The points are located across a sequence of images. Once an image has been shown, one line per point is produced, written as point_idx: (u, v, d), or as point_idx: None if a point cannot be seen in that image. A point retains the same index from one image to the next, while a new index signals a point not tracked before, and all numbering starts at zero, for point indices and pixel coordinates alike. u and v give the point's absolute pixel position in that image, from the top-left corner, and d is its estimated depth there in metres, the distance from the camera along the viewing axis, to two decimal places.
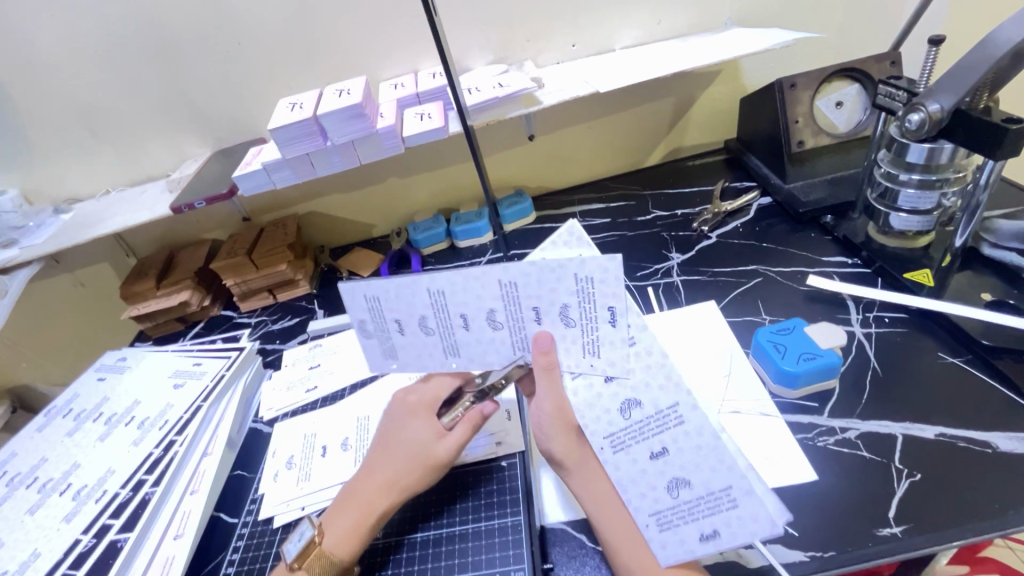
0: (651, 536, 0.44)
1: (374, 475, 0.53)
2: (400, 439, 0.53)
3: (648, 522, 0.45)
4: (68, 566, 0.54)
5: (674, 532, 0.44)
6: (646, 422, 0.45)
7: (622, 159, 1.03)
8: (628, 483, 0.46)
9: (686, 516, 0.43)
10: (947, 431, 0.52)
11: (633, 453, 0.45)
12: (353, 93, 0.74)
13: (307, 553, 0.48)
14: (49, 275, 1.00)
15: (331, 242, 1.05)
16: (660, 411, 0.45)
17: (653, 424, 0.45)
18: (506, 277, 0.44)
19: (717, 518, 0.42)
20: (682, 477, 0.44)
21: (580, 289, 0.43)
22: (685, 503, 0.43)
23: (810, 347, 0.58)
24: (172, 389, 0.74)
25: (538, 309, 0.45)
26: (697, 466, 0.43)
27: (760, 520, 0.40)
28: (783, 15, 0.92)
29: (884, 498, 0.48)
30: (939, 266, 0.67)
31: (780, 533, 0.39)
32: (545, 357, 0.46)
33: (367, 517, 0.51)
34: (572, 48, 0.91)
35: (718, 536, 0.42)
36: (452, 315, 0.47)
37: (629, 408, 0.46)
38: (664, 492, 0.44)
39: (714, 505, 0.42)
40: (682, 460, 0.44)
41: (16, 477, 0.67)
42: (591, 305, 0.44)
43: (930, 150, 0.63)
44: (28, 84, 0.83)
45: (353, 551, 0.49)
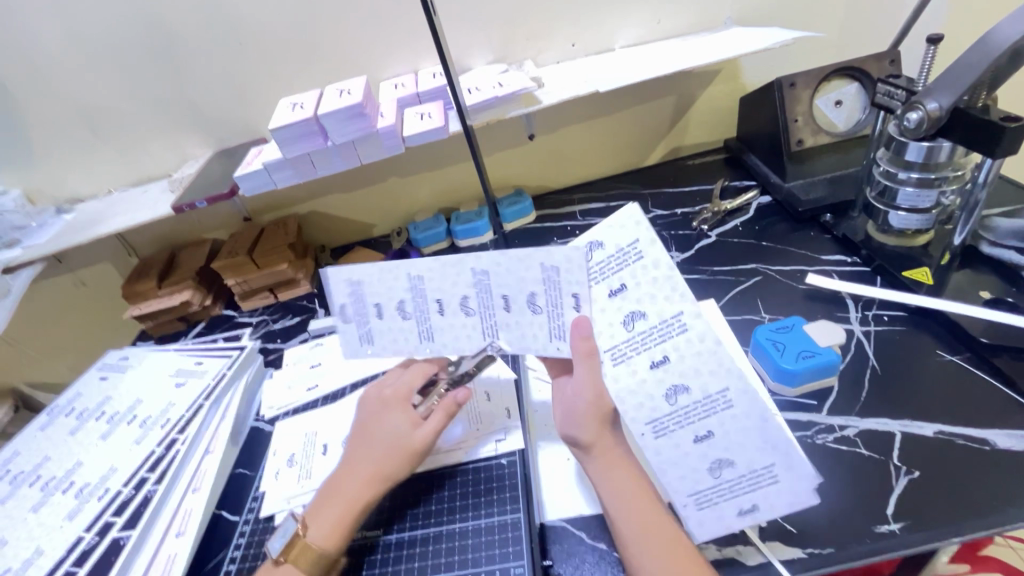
0: (689, 517, 0.46)
1: (356, 468, 0.53)
2: (378, 430, 0.54)
3: (685, 503, 0.46)
4: (70, 564, 0.54)
5: (712, 510, 0.45)
6: (692, 407, 0.46)
7: (622, 158, 1.03)
8: (668, 466, 0.46)
9: (725, 495, 0.45)
10: (945, 429, 0.52)
11: (675, 437, 0.46)
12: (353, 93, 0.74)
13: (293, 546, 0.49)
14: (51, 275, 1.01)
15: (332, 242, 1.05)
16: (706, 394, 0.45)
17: (698, 407, 0.46)
18: (479, 266, 0.49)
19: (758, 495, 0.44)
20: (726, 458, 0.45)
21: (545, 277, 0.47)
22: (725, 482, 0.45)
23: (808, 346, 0.58)
24: (174, 387, 0.74)
25: (507, 296, 0.49)
26: (742, 448, 0.44)
27: (800, 493, 0.43)
28: (783, 14, 0.92)
29: (881, 495, 0.48)
30: (938, 265, 0.67)
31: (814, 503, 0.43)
32: (585, 342, 0.47)
33: (350, 509, 0.51)
34: (572, 47, 0.91)
35: (756, 511, 0.44)
36: (429, 300, 0.52)
37: (675, 394, 0.46)
38: (704, 474, 0.46)
39: (756, 482, 0.44)
40: (727, 443, 0.45)
41: (19, 476, 0.67)
42: (557, 293, 0.48)
43: (929, 149, 0.63)
44: (31, 84, 0.83)
45: (338, 543, 0.50)
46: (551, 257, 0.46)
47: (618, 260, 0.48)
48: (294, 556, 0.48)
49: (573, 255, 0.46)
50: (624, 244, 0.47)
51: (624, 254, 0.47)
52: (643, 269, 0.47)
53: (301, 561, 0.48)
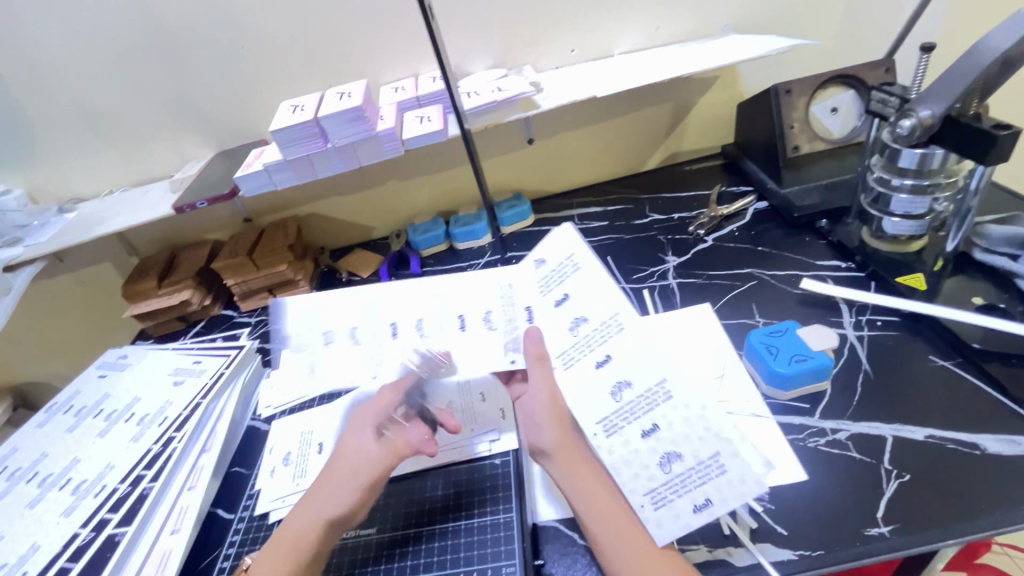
0: (647, 517, 0.45)
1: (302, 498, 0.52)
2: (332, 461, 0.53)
3: (642, 503, 0.45)
4: (66, 559, 0.55)
5: (669, 508, 0.44)
6: (636, 402, 0.47)
7: (620, 163, 1.04)
8: (620, 466, 0.46)
9: (679, 490, 0.44)
10: (937, 433, 0.52)
11: (628, 436, 0.47)
12: (354, 96, 0.75)
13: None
14: (52, 274, 1.01)
15: (332, 243, 1.06)
16: (647, 389, 0.47)
17: (642, 402, 0.47)
18: (504, 281, 0.59)
19: (709, 488, 0.43)
20: (675, 452, 0.45)
21: (502, 294, 0.58)
22: (677, 477, 0.45)
23: (802, 349, 0.59)
24: (171, 386, 0.75)
25: (463, 316, 0.56)
26: (687, 438, 0.45)
27: (747, 481, 0.42)
28: (779, 22, 0.93)
29: (873, 498, 0.48)
30: (931, 271, 0.68)
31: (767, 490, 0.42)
32: (534, 349, 0.51)
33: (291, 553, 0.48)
34: (572, 53, 0.92)
35: (711, 505, 0.43)
36: (382, 324, 0.57)
37: (620, 390, 0.48)
38: (656, 470, 0.45)
39: (706, 474, 0.44)
40: (674, 436, 0.45)
41: (17, 472, 0.67)
42: (511, 308, 0.56)
43: (922, 155, 0.64)
44: (35, 84, 0.84)
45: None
46: (506, 281, 0.59)
47: (560, 272, 0.56)
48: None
49: (528, 270, 0.58)
50: (563, 258, 0.56)
51: (563, 267, 0.56)
52: (579, 276, 0.54)
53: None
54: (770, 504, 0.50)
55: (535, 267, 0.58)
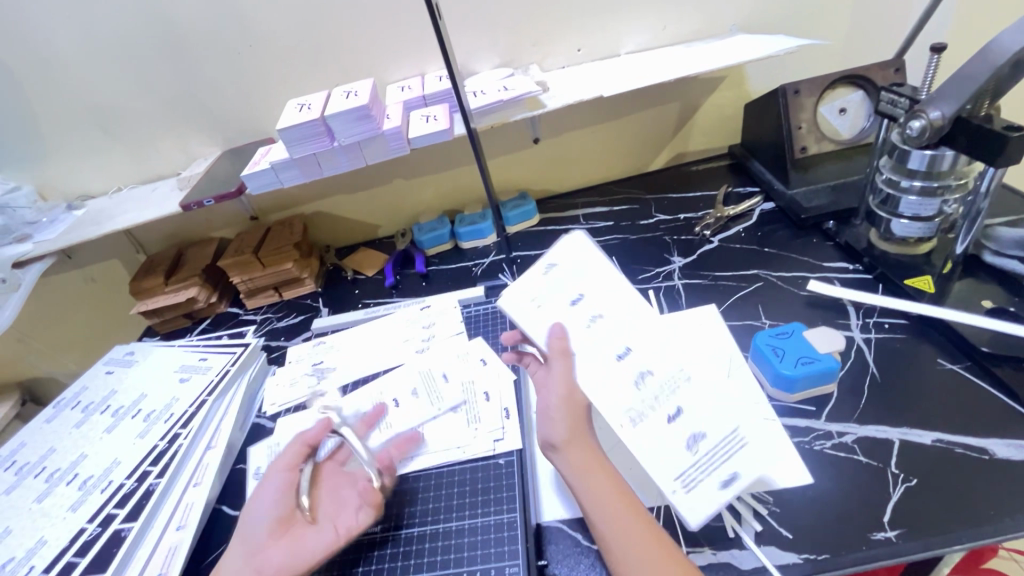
0: (681, 503, 0.45)
1: None
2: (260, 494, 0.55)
3: (673, 489, 0.45)
4: (73, 554, 0.55)
5: (699, 491, 0.45)
6: (660, 389, 0.49)
7: (626, 163, 1.03)
8: (650, 454, 0.47)
9: (706, 470, 0.46)
10: (944, 438, 0.52)
11: (655, 422, 0.48)
12: (360, 95, 0.75)
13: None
14: (61, 270, 1.02)
15: (337, 242, 1.06)
16: (666, 374, 0.49)
17: (663, 388, 0.49)
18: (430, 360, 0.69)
19: (735, 463, 0.46)
20: (700, 432, 0.47)
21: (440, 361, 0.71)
22: (703, 456, 0.46)
23: (808, 351, 0.58)
24: (178, 383, 0.75)
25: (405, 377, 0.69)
26: (707, 417, 0.48)
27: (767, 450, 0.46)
28: (787, 22, 0.92)
29: (879, 502, 0.48)
30: (939, 274, 0.67)
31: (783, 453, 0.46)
32: (558, 341, 0.50)
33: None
34: (578, 52, 0.92)
35: (737, 479, 0.45)
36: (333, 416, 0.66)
37: (644, 378, 0.49)
38: (682, 453, 0.47)
39: (729, 449, 0.46)
40: (696, 416, 0.48)
41: (25, 466, 0.68)
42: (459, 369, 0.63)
43: (931, 157, 0.63)
44: (45, 82, 0.85)
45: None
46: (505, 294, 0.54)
47: (572, 275, 0.54)
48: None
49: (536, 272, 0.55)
50: (576, 259, 0.55)
51: (577, 269, 0.54)
52: (595, 279, 0.53)
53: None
54: (775, 507, 0.50)
55: (546, 270, 0.55)
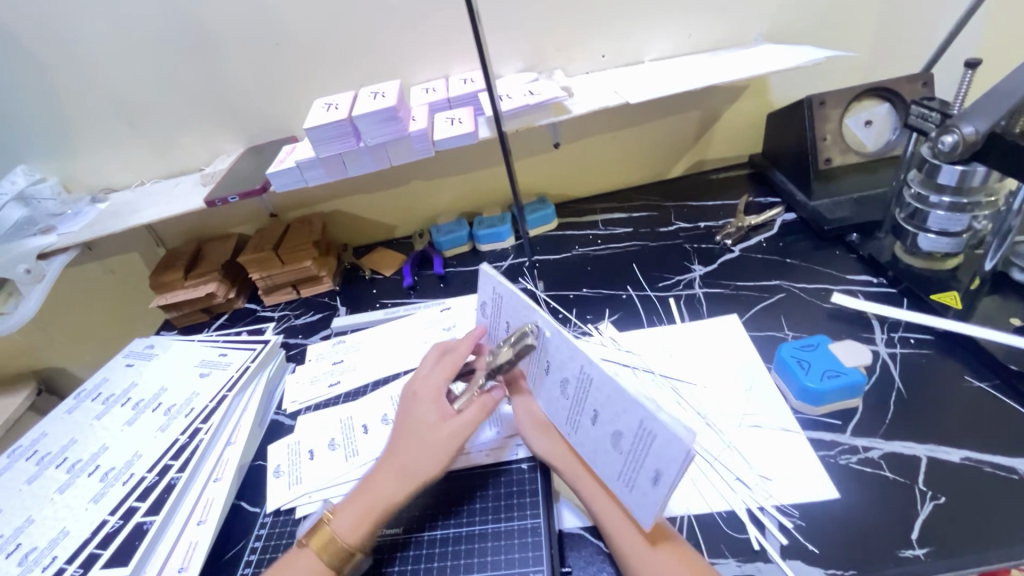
0: (630, 501, 0.45)
1: (393, 458, 0.53)
2: (415, 421, 0.54)
3: (620, 488, 0.46)
4: (95, 546, 0.56)
5: (638, 488, 0.44)
6: (578, 393, 0.49)
7: (645, 170, 1.03)
8: (594, 457, 0.49)
9: (635, 467, 0.44)
10: (973, 456, 0.51)
11: (586, 427, 0.49)
12: (388, 96, 0.75)
13: (315, 533, 0.50)
14: (82, 262, 1.03)
15: (354, 241, 1.07)
16: (577, 377, 0.49)
17: (579, 391, 0.49)
18: None
19: (653, 461, 0.42)
20: (617, 430, 0.45)
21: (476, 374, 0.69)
22: (629, 454, 0.44)
23: (834, 365, 0.58)
24: (198, 377, 0.76)
25: None
26: (617, 414, 0.45)
27: (672, 442, 0.40)
28: (814, 32, 0.92)
29: (907, 519, 0.48)
30: (967, 290, 0.66)
31: (691, 449, 0.38)
32: (511, 373, 0.58)
33: (377, 504, 0.51)
34: (602, 58, 0.92)
35: (663, 476, 0.41)
36: (357, 428, 0.67)
37: (565, 385, 0.51)
38: (615, 453, 0.46)
39: (643, 446, 0.43)
40: (610, 414, 0.46)
41: (47, 457, 0.69)
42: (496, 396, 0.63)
43: (962, 173, 0.63)
44: (75, 77, 0.86)
45: (361, 538, 0.50)
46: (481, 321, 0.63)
47: (497, 307, 0.59)
48: (318, 543, 0.49)
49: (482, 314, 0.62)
50: (493, 293, 0.59)
51: (497, 300, 0.59)
52: (508, 304, 0.57)
53: (322, 549, 0.49)
54: (801, 521, 0.49)
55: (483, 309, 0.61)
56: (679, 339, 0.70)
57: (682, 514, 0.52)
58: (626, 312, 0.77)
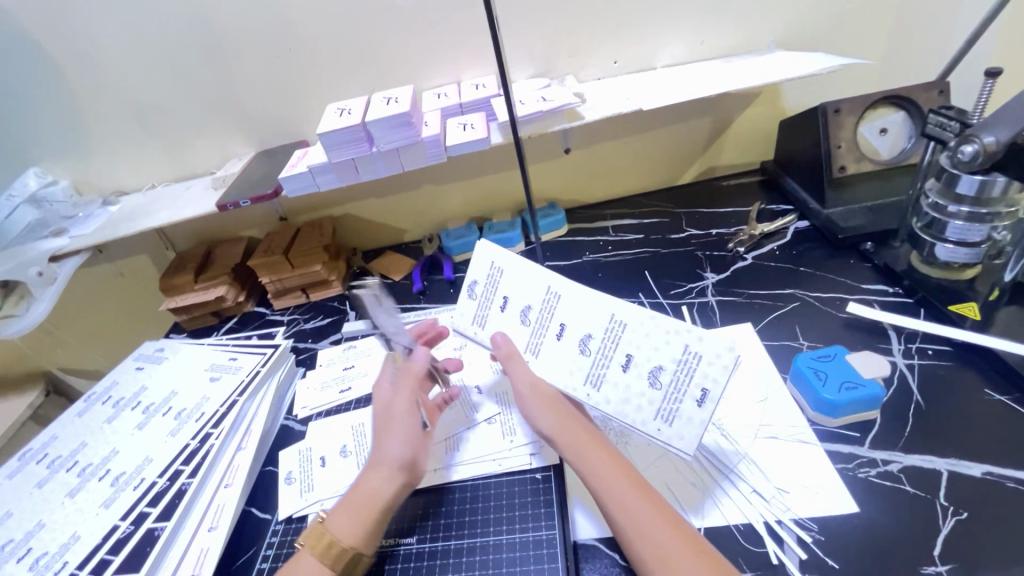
0: (670, 436, 0.48)
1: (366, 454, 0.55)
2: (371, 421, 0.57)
3: (659, 426, 0.48)
4: (106, 552, 0.55)
5: (680, 417, 0.48)
6: (603, 346, 0.51)
7: (656, 176, 1.03)
8: (623, 408, 0.50)
9: (677, 395, 0.48)
10: (994, 471, 0.51)
11: (613, 377, 0.51)
12: (401, 102, 0.75)
13: (314, 535, 0.49)
14: (92, 264, 1.03)
15: (363, 245, 1.07)
16: (605, 330, 0.52)
17: (608, 342, 0.51)
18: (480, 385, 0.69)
19: (700, 380, 0.47)
20: (656, 366, 0.49)
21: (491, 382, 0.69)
22: (670, 386, 0.49)
23: (852, 376, 0.57)
24: (208, 382, 0.76)
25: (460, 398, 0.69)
26: (656, 350, 0.49)
27: (722, 354, 0.47)
28: (827, 40, 0.92)
29: (929, 535, 0.47)
30: (985, 301, 0.66)
31: (739, 355, 0.46)
32: (504, 347, 0.54)
33: (360, 496, 0.51)
34: (614, 64, 0.92)
35: (709, 393, 0.47)
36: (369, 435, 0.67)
37: (587, 343, 0.52)
38: (651, 392, 0.49)
39: (688, 368, 0.48)
40: (646, 354, 0.50)
41: (57, 460, 0.68)
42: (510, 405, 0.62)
43: (981, 183, 0.62)
44: (89, 80, 0.86)
45: (351, 529, 0.50)
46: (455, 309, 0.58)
47: (490, 286, 0.57)
48: (314, 544, 0.49)
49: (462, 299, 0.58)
50: (488, 270, 0.57)
51: (492, 278, 0.56)
52: (509, 279, 0.56)
53: (319, 548, 0.48)
54: (819, 535, 0.49)
55: (470, 291, 0.57)
56: None
57: (698, 526, 0.51)
58: None
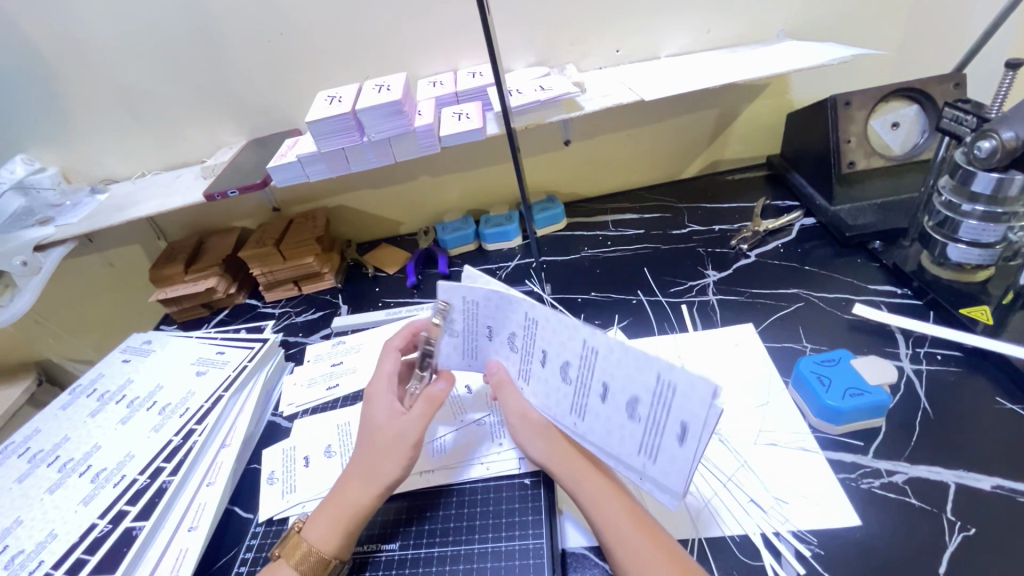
0: (656, 472, 0.44)
1: (357, 465, 0.52)
2: (370, 428, 0.53)
3: (644, 462, 0.45)
4: (83, 551, 0.54)
5: (664, 454, 0.43)
6: (582, 372, 0.47)
7: (658, 170, 1.00)
8: (608, 438, 0.47)
9: (658, 430, 0.43)
10: (1005, 484, 0.48)
11: (595, 406, 0.47)
12: (393, 89, 0.73)
13: (289, 543, 0.49)
14: (82, 253, 1.01)
15: (358, 237, 1.05)
16: (579, 355, 0.47)
17: (584, 369, 0.47)
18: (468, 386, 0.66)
19: (678, 415, 0.41)
20: (631, 397, 0.44)
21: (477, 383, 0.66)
22: (648, 419, 0.44)
23: (857, 383, 0.55)
24: (194, 376, 0.74)
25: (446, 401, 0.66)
26: (630, 379, 0.44)
27: (697, 388, 0.40)
28: (839, 30, 0.88)
29: (935, 552, 0.45)
30: (999, 304, 0.63)
31: (716, 391, 0.39)
32: (496, 375, 0.53)
33: (346, 512, 0.50)
34: (617, 53, 0.88)
35: (690, 430, 0.41)
36: (354, 436, 0.65)
37: (566, 369, 0.48)
38: (633, 424, 0.45)
39: (664, 402, 0.42)
40: (621, 382, 0.45)
41: (38, 454, 0.67)
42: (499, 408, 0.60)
43: (998, 180, 0.58)
44: (75, 65, 0.84)
45: (335, 545, 0.48)
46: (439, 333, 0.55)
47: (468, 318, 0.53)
48: (293, 556, 0.48)
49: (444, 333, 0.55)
50: (461, 303, 0.52)
51: (467, 309, 0.52)
52: (485, 308, 0.52)
53: (298, 562, 0.47)
54: (819, 549, 0.46)
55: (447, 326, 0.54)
56: (691, 349, 0.67)
57: (693, 536, 0.49)
58: (636, 318, 0.74)
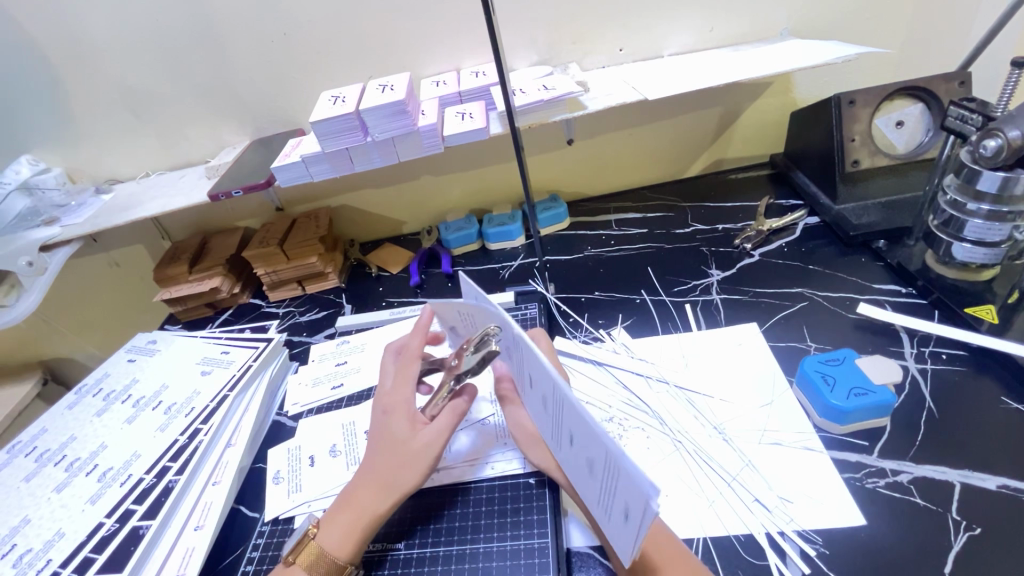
0: (610, 531, 0.40)
1: (372, 473, 0.52)
2: (386, 437, 0.52)
3: (602, 517, 0.41)
4: (90, 550, 0.54)
5: (615, 520, 0.39)
6: (556, 411, 0.44)
7: (661, 169, 1.00)
8: (579, 478, 0.44)
9: (610, 497, 0.38)
10: (1011, 484, 0.48)
11: (569, 446, 0.44)
12: (396, 89, 0.73)
13: (302, 549, 0.49)
14: (87, 253, 1.02)
15: (361, 237, 1.05)
16: (553, 394, 0.43)
17: (557, 409, 0.43)
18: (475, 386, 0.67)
19: (621, 498, 0.36)
20: (589, 456, 0.40)
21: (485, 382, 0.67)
22: (602, 482, 0.39)
23: (861, 382, 0.55)
24: (199, 376, 0.74)
25: None
26: (587, 439, 0.39)
27: (634, 486, 0.33)
28: (843, 28, 0.88)
29: (940, 552, 0.45)
30: (1004, 303, 0.63)
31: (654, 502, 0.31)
32: (504, 386, 0.56)
33: (362, 518, 0.50)
34: (620, 52, 0.88)
35: (631, 514, 0.35)
36: (359, 436, 0.65)
37: (547, 400, 0.45)
38: (593, 478, 0.41)
39: (611, 479, 0.36)
40: (582, 438, 0.40)
41: (45, 454, 0.67)
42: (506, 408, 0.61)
43: (1004, 179, 0.58)
44: (79, 65, 0.84)
45: (352, 550, 0.49)
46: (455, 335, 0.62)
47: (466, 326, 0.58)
48: (307, 560, 0.48)
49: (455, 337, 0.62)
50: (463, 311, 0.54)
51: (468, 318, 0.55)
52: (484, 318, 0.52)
53: (312, 565, 0.48)
54: (824, 548, 0.46)
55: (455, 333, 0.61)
56: (694, 349, 0.67)
57: (698, 536, 0.49)
58: (639, 318, 0.74)
